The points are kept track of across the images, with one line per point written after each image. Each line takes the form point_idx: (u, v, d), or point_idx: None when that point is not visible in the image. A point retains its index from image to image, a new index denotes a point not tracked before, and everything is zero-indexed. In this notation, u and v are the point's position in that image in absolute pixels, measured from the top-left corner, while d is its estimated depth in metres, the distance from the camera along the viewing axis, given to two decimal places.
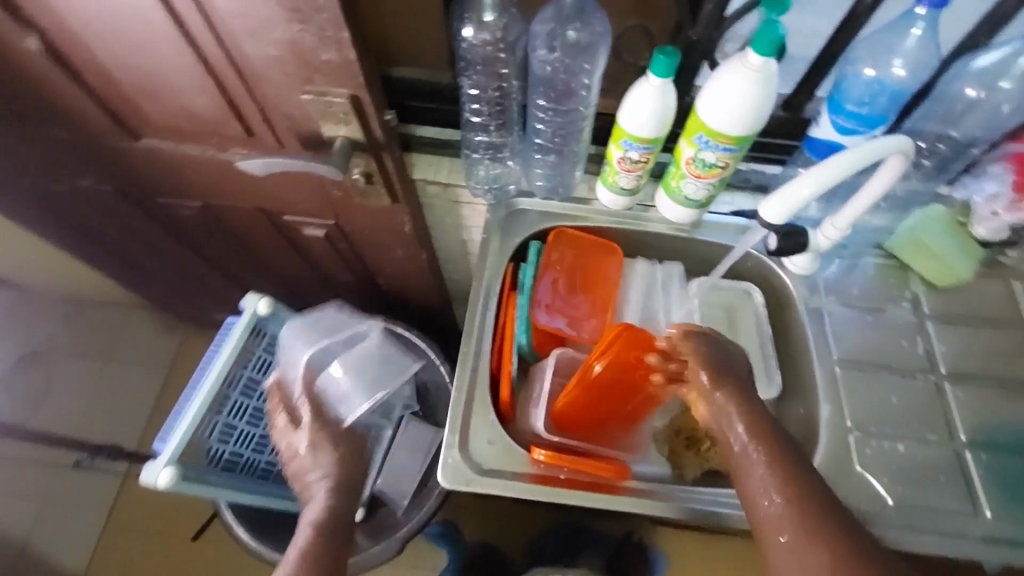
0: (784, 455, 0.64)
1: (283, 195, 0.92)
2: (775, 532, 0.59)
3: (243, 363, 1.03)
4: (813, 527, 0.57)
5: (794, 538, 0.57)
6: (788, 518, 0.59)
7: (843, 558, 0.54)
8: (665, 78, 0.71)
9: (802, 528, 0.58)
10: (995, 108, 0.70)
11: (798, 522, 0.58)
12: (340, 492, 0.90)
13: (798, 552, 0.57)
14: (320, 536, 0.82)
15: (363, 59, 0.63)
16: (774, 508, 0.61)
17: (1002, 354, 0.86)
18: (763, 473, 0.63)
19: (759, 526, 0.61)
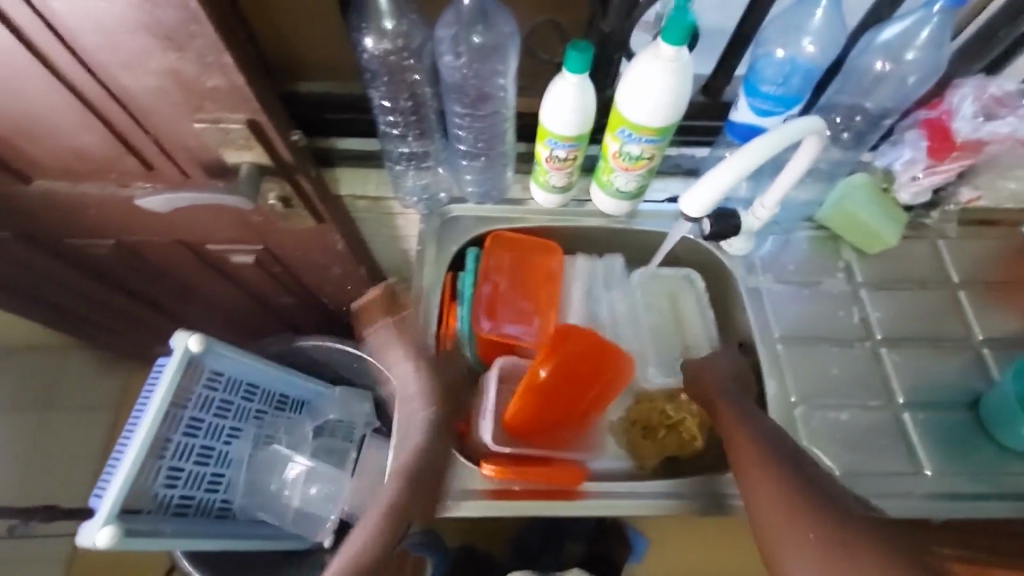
0: (766, 442, 0.67)
1: (200, 225, 0.87)
2: (766, 514, 0.61)
3: (182, 404, 0.94)
4: (794, 501, 0.60)
5: (785, 518, 0.59)
6: (774, 495, 0.62)
7: (826, 533, 0.56)
8: (581, 75, 0.69)
9: (787, 503, 0.60)
10: (902, 80, 0.71)
11: (784, 501, 0.61)
12: (435, 431, 0.71)
13: (786, 526, 0.59)
14: (399, 494, 0.66)
15: (256, 82, 0.59)
16: (761, 491, 0.63)
17: (931, 314, 0.89)
18: (752, 461, 0.66)
19: (755, 516, 0.63)
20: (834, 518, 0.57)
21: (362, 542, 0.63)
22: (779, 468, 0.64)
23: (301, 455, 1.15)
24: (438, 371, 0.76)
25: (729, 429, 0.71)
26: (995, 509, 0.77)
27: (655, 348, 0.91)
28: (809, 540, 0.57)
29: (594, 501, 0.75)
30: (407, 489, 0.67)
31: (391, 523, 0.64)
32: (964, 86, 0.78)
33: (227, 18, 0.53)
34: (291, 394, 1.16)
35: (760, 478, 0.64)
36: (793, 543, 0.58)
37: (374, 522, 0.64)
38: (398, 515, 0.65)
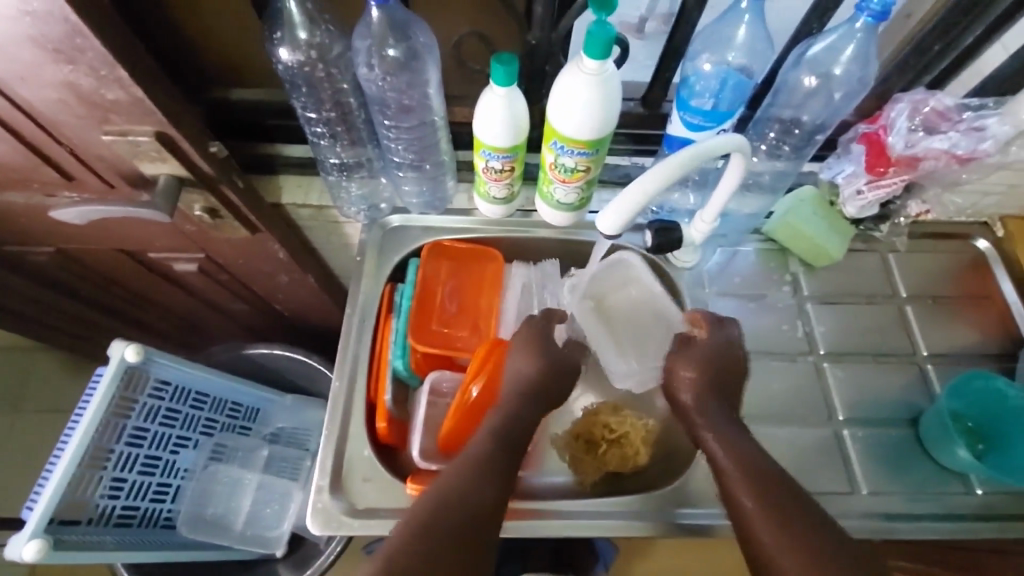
0: (753, 453, 0.63)
1: (136, 233, 0.85)
2: (757, 533, 0.57)
3: (124, 413, 0.91)
4: (786, 524, 0.57)
5: (780, 539, 0.56)
6: (767, 513, 0.58)
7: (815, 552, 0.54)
8: (508, 87, 0.67)
9: (779, 524, 0.57)
10: (828, 96, 0.72)
11: (772, 522, 0.57)
12: (532, 398, 0.67)
13: (782, 552, 0.55)
14: (489, 451, 0.61)
15: (158, 94, 0.59)
16: (751, 509, 0.59)
17: (877, 329, 0.87)
18: (737, 478, 0.62)
19: (746, 529, 0.59)
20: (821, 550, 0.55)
21: (455, 485, 0.56)
22: (771, 483, 0.60)
23: (252, 465, 1.13)
24: (547, 347, 0.70)
25: (708, 437, 0.66)
26: (934, 529, 0.75)
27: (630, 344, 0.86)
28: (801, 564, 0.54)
29: (534, 521, 0.73)
30: (492, 451, 0.61)
31: (487, 473, 0.59)
32: (901, 101, 0.78)
33: (117, 32, 0.53)
34: (244, 402, 1.12)
35: (752, 493, 0.60)
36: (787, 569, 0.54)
37: (461, 470, 0.58)
38: (489, 477, 0.58)
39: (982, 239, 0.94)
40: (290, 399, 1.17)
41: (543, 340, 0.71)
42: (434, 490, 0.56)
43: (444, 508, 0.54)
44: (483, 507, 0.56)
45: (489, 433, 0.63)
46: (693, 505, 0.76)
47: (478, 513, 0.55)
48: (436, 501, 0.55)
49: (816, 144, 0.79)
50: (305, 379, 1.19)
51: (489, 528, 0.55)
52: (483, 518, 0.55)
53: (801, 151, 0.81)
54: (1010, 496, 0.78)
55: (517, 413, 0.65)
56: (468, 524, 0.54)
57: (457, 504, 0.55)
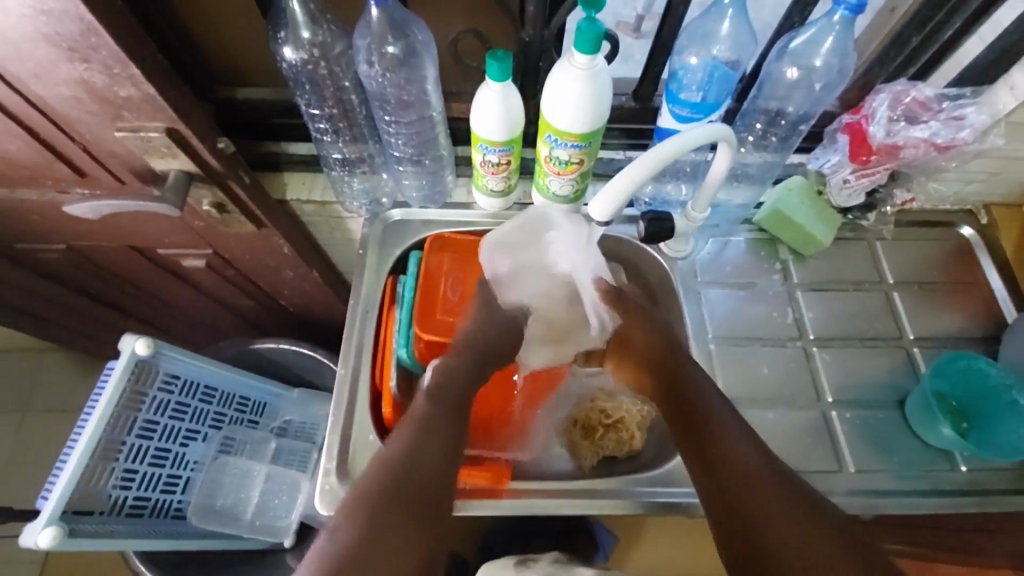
0: (730, 428, 0.64)
1: (146, 229, 0.88)
2: (736, 505, 0.58)
3: (134, 406, 0.93)
4: (754, 483, 0.59)
5: (758, 490, 0.58)
6: (719, 505, 0.59)
7: (787, 502, 0.57)
8: (503, 82, 0.70)
9: (776, 497, 0.58)
10: (810, 86, 0.76)
11: (782, 495, 0.58)
12: (468, 356, 0.72)
13: (777, 517, 0.56)
14: (429, 410, 0.65)
15: (169, 92, 0.63)
16: (739, 462, 0.61)
17: (863, 314, 0.90)
18: (722, 444, 0.63)
19: (720, 488, 0.60)
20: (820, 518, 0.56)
21: (400, 467, 0.59)
22: (753, 464, 0.61)
23: (261, 457, 1.15)
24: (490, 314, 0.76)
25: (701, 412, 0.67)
26: (922, 504, 0.78)
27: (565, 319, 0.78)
28: (796, 531, 0.55)
29: (530, 500, 0.76)
30: (431, 421, 0.64)
31: (422, 436, 0.62)
32: (883, 92, 0.81)
33: (129, 32, 0.57)
34: (252, 396, 1.15)
35: (734, 467, 0.61)
36: (765, 526, 0.56)
37: (401, 452, 0.60)
38: (432, 450, 0.61)
39: (966, 227, 0.97)
40: (294, 391, 1.19)
41: (485, 310, 0.76)
42: (383, 469, 0.59)
43: (394, 492, 0.57)
44: (431, 483, 0.59)
45: (425, 400, 0.66)
46: (668, 486, 0.78)
47: (424, 490, 0.58)
48: (388, 479, 0.58)
49: (800, 134, 0.83)
50: (311, 373, 1.22)
51: (439, 502, 0.58)
52: (439, 499, 0.58)
53: (786, 141, 0.85)
54: (991, 470, 0.81)
55: (454, 376, 0.69)
56: (418, 502, 0.57)
57: (409, 478, 0.58)
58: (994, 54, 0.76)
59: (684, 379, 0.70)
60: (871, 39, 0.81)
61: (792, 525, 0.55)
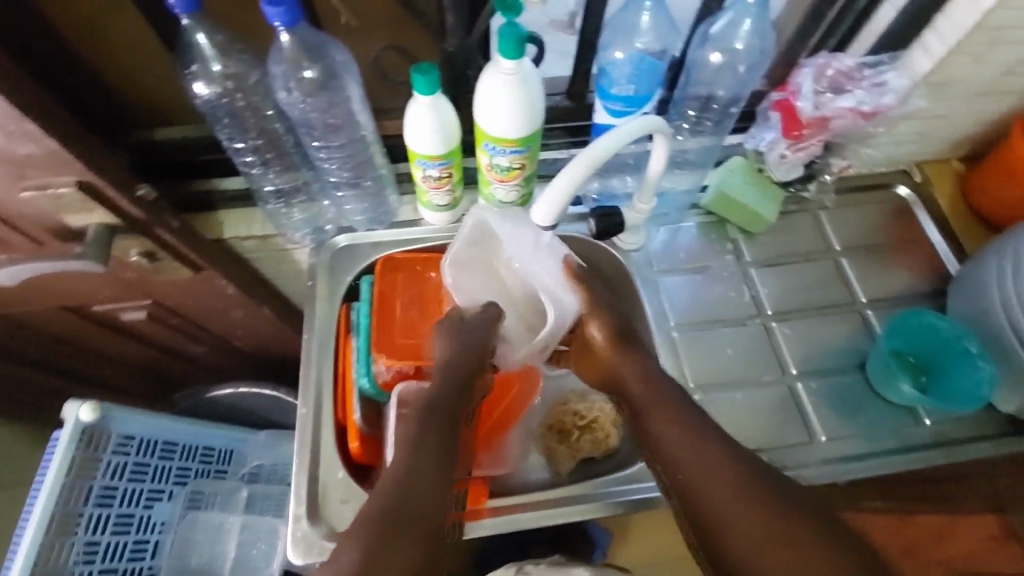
0: (682, 417, 0.64)
1: (76, 288, 0.83)
2: (706, 498, 0.57)
3: (88, 475, 0.88)
4: (714, 476, 0.58)
5: (720, 488, 0.57)
6: (685, 502, 0.59)
7: (740, 483, 0.57)
8: (431, 95, 0.68)
9: (731, 492, 0.57)
10: (735, 69, 0.78)
11: (735, 481, 0.57)
12: (457, 369, 0.70)
13: (729, 510, 0.56)
14: (411, 430, 0.64)
15: (75, 144, 0.59)
16: (695, 455, 0.60)
17: (815, 284, 0.91)
18: (669, 439, 0.62)
19: (687, 486, 0.59)
20: (772, 503, 0.55)
21: (396, 492, 0.56)
22: (709, 454, 0.60)
23: (234, 508, 1.09)
24: (457, 326, 0.73)
25: (649, 403, 0.66)
26: (891, 463, 0.80)
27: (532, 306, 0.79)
28: (755, 522, 0.54)
29: (512, 516, 0.74)
30: (424, 440, 0.62)
31: (415, 456, 0.60)
32: (807, 67, 0.83)
33: (23, 87, 0.53)
34: (217, 445, 1.09)
35: (698, 460, 0.59)
36: (731, 517, 0.55)
37: (391, 479, 0.58)
38: (428, 471, 0.59)
39: (902, 186, 1.00)
40: (262, 434, 1.15)
41: (450, 325, 0.73)
42: (377, 495, 0.56)
43: (393, 517, 0.54)
44: (430, 503, 0.57)
45: (412, 422, 0.65)
46: (635, 483, 0.77)
47: (425, 515, 0.55)
48: (381, 504, 0.55)
49: (732, 117, 0.85)
50: (277, 413, 1.17)
51: (437, 523, 0.55)
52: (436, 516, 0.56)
53: (721, 124, 0.87)
54: (954, 420, 0.83)
55: (441, 393, 0.68)
56: (418, 525, 0.54)
57: (401, 501, 0.55)
58: (906, 19, 0.78)
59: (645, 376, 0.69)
60: (789, 15, 0.82)
61: (750, 513, 0.55)
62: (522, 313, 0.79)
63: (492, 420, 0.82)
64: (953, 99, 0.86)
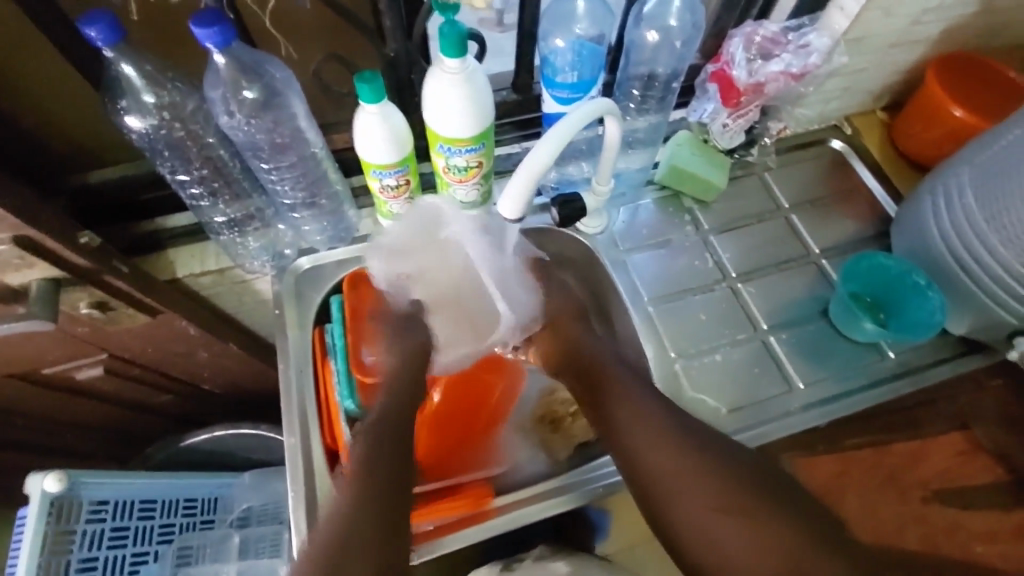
0: (636, 400, 0.70)
1: (21, 352, 0.77)
2: (659, 473, 0.65)
3: (65, 549, 0.83)
4: (671, 452, 0.65)
5: (675, 463, 0.65)
6: (642, 481, 0.66)
7: (687, 454, 0.65)
8: (378, 102, 0.67)
9: (682, 465, 0.64)
10: (672, 45, 0.80)
11: (687, 452, 0.65)
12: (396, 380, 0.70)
13: (677, 484, 0.64)
14: (363, 451, 0.63)
15: (4, 197, 0.56)
16: (647, 436, 0.67)
17: (771, 242, 0.96)
18: (628, 424, 0.69)
19: (644, 466, 0.66)
20: (717, 467, 0.64)
21: (347, 518, 0.57)
22: (654, 437, 0.66)
23: (227, 556, 1.00)
24: (406, 335, 0.73)
25: (610, 387, 0.72)
26: (863, 400, 0.85)
27: (475, 305, 0.73)
28: (701, 491, 0.63)
29: (505, 517, 0.74)
30: (378, 457, 0.62)
31: (370, 477, 0.60)
32: (737, 36, 0.86)
33: None
34: (199, 495, 1.03)
35: (645, 443, 0.66)
36: (682, 487, 0.63)
37: (347, 500, 0.59)
38: (376, 500, 0.59)
39: (835, 140, 1.05)
40: (247, 474, 1.08)
41: (394, 330, 0.74)
42: (335, 519, 0.57)
43: (336, 555, 0.54)
44: (374, 521, 0.57)
45: (365, 437, 0.64)
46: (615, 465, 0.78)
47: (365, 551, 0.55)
48: (338, 528, 0.56)
49: (674, 92, 0.87)
50: (260, 451, 1.12)
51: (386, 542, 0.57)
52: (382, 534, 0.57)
53: (665, 101, 0.88)
54: (913, 349, 0.89)
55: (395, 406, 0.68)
56: (370, 546, 0.55)
57: (353, 523, 0.56)
58: None
59: (595, 360, 0.75)
60: None
61: (695, 483, 0.63)
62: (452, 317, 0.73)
63: (483, 419, 0.82)
64: (869, 52, 0.91)
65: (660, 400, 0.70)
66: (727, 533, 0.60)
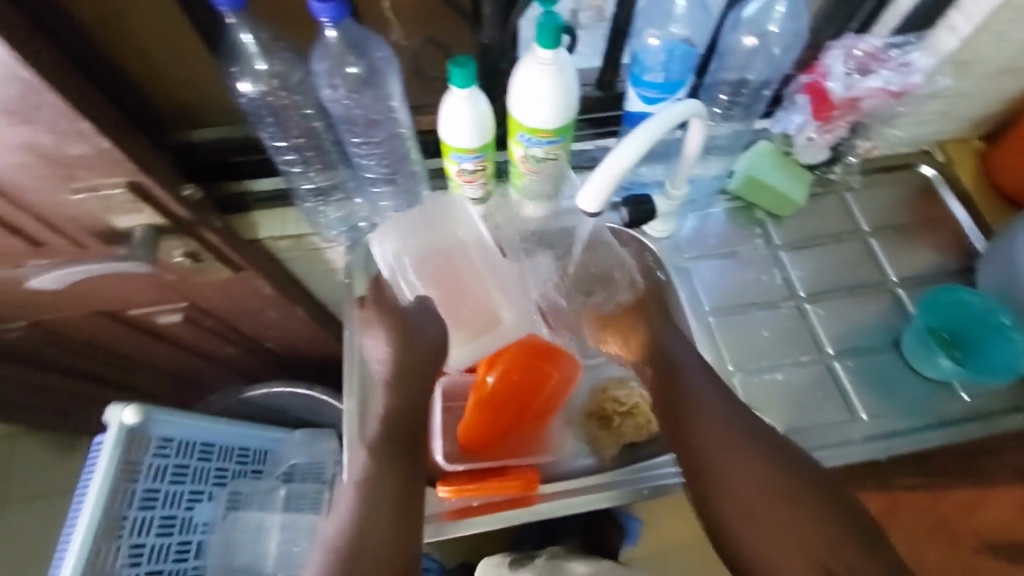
0: (699, 387, 0.72)
1: (115, 291, 0.84)
2: (710, 458, 0.67)
3: (130, 476, 0.87)
4: (725, 440, 0.68)
5: (728, 449, 0.67)
6: (691, 465, 0.69)
7: (743, 448, 0.67)
8: (469, 88, 0.69)
9: (736, 453, 0.67)
10: (769, 52, 0.79)
11: (743, 442, 0.67)
12: (398, 380, 0.75)
13: (727, 467, 0.66)
14: (381, 445, 0.71)
15: (125, 144, 0.61)
16: (705, 423, 0.69)
17: (846, 264, 0.92)
18: (690, 410, 0.71)
19: (696, 449, 0.69)
20: (770, 459, 0.66)
21: (366, 511, 0.66)
22: (709, 433, 0.69)
23: (272, 507, 1.07)
24: (407, 333, 0.75)
25: (680, 375, 0.74)
26: (928, 438, 0.81)
27: (473, 304, 0.75)
28: (750, 476, 0.66)
29: (550, 504, 0.75)
30: (386, 455, 0.70)
31: (386, 469, 0.69)
32: (835, 48, 0.83)
33: (76, 89, 0.54)
34: (252, 445, 1.08)
35: (699, 431, 0.69)
36: (732, 474, 0.66)
37: (368, 490, 0.68)
38: (385, 496, 0.67)
39: (926, 166, 1.00)
40: (294, 432, 1.12)
41: (402, 328, 0.75)
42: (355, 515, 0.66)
43: (359, 541, 0.64)
44: (385, 521, 0.66)
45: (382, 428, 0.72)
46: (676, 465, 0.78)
47: (383, 547, 0.64)
48: (358, 523, 0.65)
49: (763, 100, 0.86)
50: (310, 413, 1.17)
51: (397, 535, 0.65)
52: (391, 529, 0.65)
53: (751, 108, 0.88)
54: (986, 394, 0.84)
55: (402, 404, 0.74)
56: (383, 540, 0.64)
57: (370, 520, 0.65)
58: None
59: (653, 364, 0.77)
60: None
61: (746, 469, 0.66)
62: (452, 311, 0.74)
63: (540, 406, 0.84)
64: (977, 76, 0.86)
65: (715, 388, 0.72)
66: (766, 519, 0.64)
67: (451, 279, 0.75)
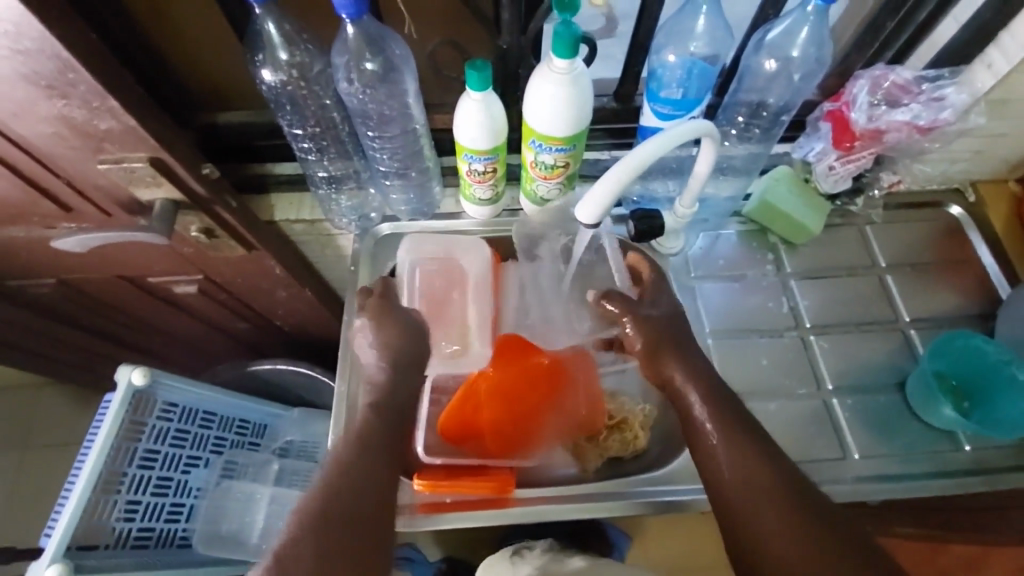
0: (727, 421, 0.66)
1: (134, 258, 0.88)
2: (739, 502, 0.60)
3: (133, 437, 0.91)
4: (757, 483, 0.61)
5: (762, 492, 0.60)
6: (720, 506, 0.62)
7: (775, 492, 0.60)
8: (484, 92, 0.69)
9: (769, 498, 0.60)
10: (790, 78, 0.77)
11: (778, 487, 0.60)
12: (390, 368, 0.70)
13: (759, 513, 0.59)
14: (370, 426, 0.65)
15: (150, 122, 0.63)
16: (734, 459, 0.63)
17: (858, 299, 0.90)
18: (719, 447, 0.64)
19: (726, 492, 0.62)
20: (807, 511, 0.59)
21: (339, 492, 0.57)
22: (757, 487, 0.60)
23: (265, 479, 1.10)
24: (402, 323, 0.74)
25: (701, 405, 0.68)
26: (925, 487, 0.78)
27: (456, 315, 0.86)
28: (791, 524, 0.58)
29: (525, 509, 0.75)
30: (375, 436, 0.63)
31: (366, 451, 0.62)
32: (863, 78, 0.81)
33: (107, 68, 0.58)
34: (252, 419, 1.13)
35: (730, 467, 0.63)
36: (767, 522, 0.58)
37: (347, 469, 0.59)
38: (359, 474, 0.59)
39: (955, 206, 0.97)
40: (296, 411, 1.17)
41: (398, 318, 0.74)
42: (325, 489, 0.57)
43: (326, 520, 0.55)
44: (359, 504, 0.57)
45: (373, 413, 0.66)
46: (669, 485, 0.78)
47: (359, 526, 0.56)
48: (329, 496, 0.57)
49: (783, 125, 0.84)
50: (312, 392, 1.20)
51: (373, 520, 0.57)
52: (364, 514, 0.57)
53: (770, 132, 0.85)
54: (991, 446, 0.81)
55: (398, 393, 0.68)
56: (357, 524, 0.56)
57: (342, 498, 0.57)
58: (969, 34, 0.76)
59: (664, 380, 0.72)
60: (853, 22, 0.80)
61: (781, 519, 0.58)
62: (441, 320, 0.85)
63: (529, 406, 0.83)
64: (1014, 117, 0.83)
65: (746, 423, 0.66)
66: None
67: (450, 294, 0.87)
